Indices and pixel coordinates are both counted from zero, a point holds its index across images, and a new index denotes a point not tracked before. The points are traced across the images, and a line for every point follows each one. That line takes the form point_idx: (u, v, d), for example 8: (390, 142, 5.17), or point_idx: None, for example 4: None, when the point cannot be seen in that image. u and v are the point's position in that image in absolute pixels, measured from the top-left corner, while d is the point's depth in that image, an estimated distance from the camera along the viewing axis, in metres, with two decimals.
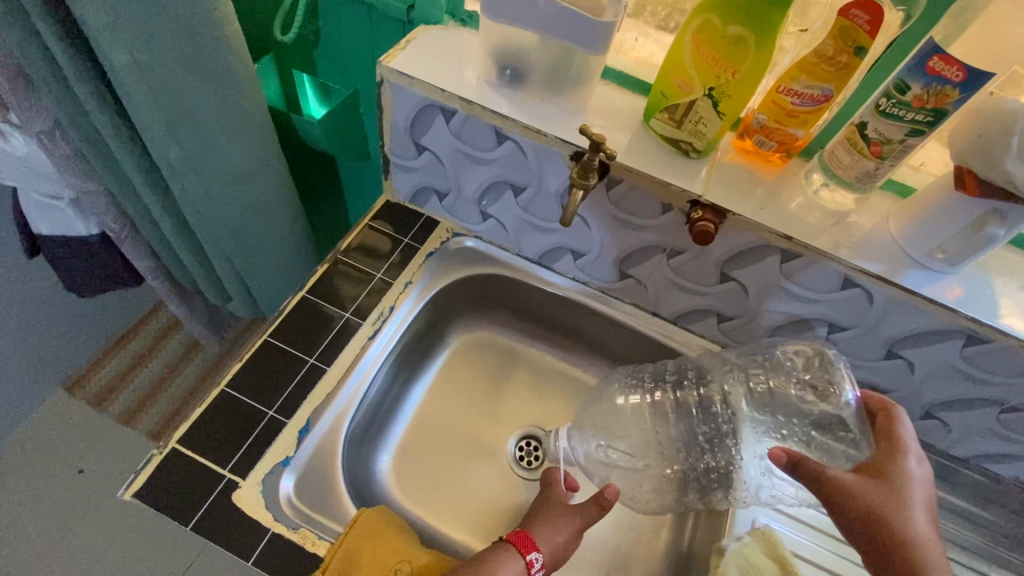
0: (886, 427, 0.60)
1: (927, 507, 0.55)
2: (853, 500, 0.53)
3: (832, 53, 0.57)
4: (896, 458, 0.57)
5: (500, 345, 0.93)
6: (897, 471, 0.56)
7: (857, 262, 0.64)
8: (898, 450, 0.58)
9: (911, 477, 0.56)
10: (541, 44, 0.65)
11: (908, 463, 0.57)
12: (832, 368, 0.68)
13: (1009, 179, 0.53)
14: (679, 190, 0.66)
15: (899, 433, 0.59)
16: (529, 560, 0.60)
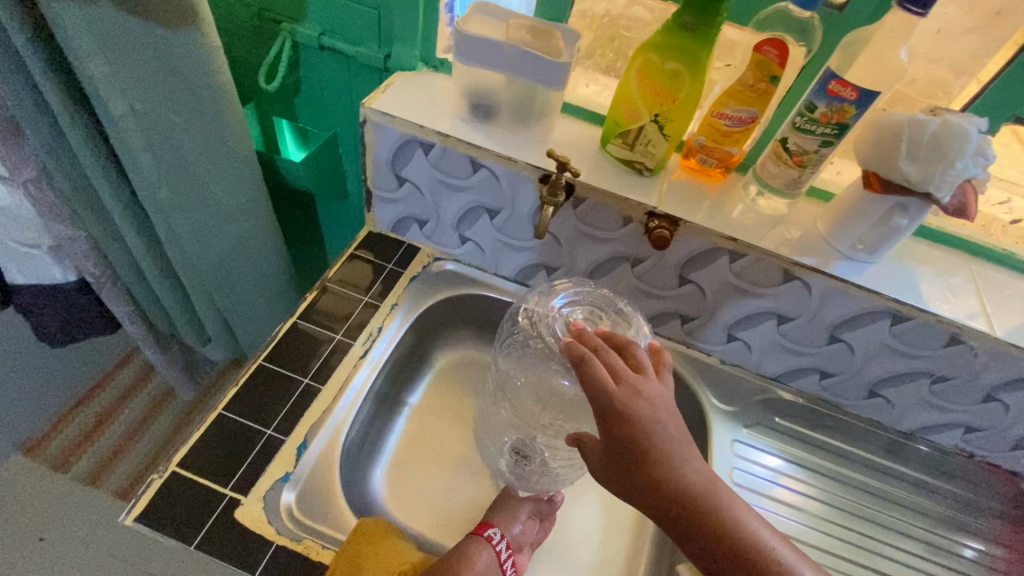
0: (593, 392, 0.54)
1: (672, 434, 0.52)
2: (627, 494, 0.53)
3: (753, 82, 0.68)
4: (611, 424, 0.53)
5: (482, 363, 0.98)
6: (620, 435, 0.52)
7: (794, 257, 0.73)
8: (614, 414, 0.52)
9: (637, 435, 0.51)
10: (508, 84, 0.75)
11: (626, 422, 0.52)
12: (592, 310, 0.70)
13: (904, 177, 0.64)
14: (637, 204, 0.75)
15: (607, 396, 0.53)
16: (488, 534, 0.65)
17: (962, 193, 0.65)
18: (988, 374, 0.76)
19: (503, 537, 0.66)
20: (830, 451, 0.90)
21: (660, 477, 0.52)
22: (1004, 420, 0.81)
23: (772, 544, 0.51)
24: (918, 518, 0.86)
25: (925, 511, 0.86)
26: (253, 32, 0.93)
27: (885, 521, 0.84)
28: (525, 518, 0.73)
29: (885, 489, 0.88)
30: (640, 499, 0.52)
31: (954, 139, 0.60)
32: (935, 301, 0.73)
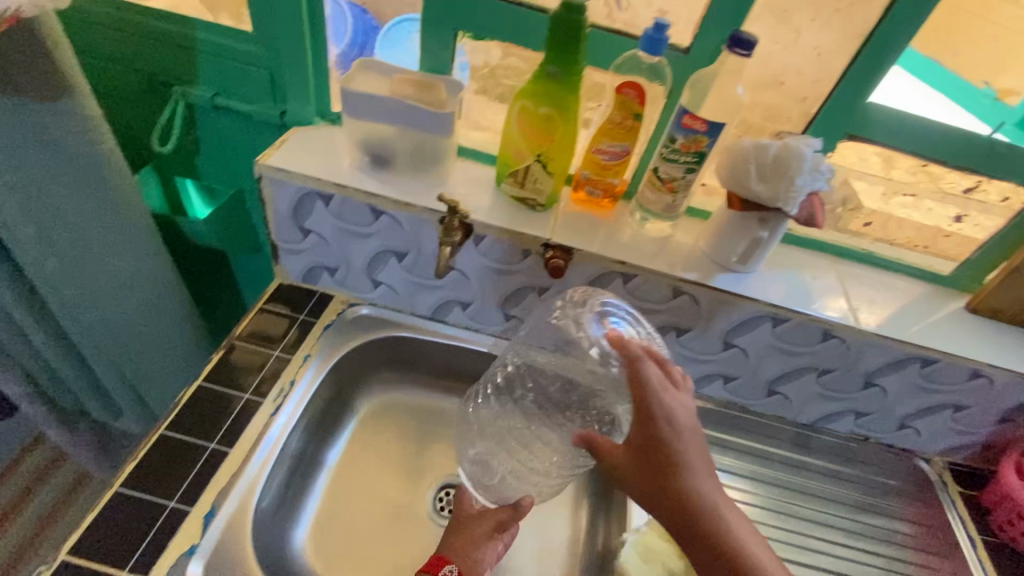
0: (643, 399, 0.60)
1: (696, 451, 0.59)
2: (642, 491, 0.60)
3: (620, 119, 0.74)
4: (660, 433, 0.59)
5: (413, 405, 0.98)
6: (654, 444, 0.59)
7: (677, 274, 0.80)
8: (649, 417, 0.59)
9: (667, 445, 0.58)
10: (399, 134, 0.78)
11: (659, 428, 0.59)
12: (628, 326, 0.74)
13: (757, 196, 0.71)
14: (533, 237, 0.80)
15: (644, 401, 0.60)
16: (442, 572, 0.69)
17: (810, 205, 0.73)
18: (862, 362, 0.84)
19: (458, 574, 0.70)
20: (749, 452, 0.93)
21: (682, 489, 0.58)
22: (885, 402, 0.89)
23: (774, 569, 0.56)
24: (833, 506, 0.90)
25: (839, 499, 0.91)
26: (146, 95, 0.93)
27: (804, 514, 0.88)
28: (481, 539, 0.75)
29: (803, 483, 0.92)
30: (657, 500, 0.59)
31: (793, 160, 0.68)
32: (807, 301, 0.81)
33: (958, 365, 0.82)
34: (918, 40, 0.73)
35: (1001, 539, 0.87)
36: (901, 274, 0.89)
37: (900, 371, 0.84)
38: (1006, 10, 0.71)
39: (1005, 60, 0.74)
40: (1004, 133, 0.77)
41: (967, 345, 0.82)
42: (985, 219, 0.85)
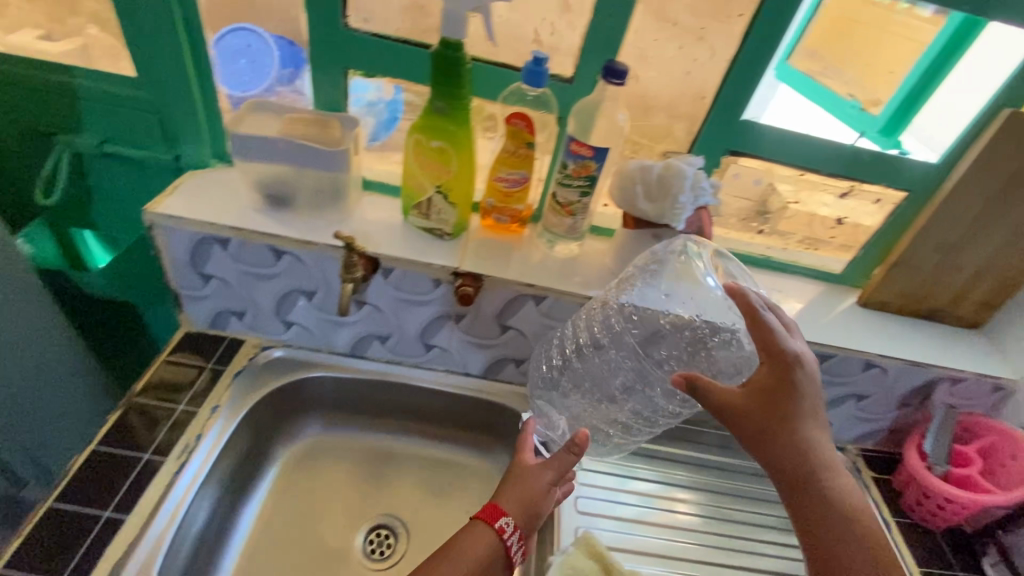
0: (767, 342, 0.64)
1: (818, 395, 0.63)
2: (746, 427, 0.62)
3: (514, 149, 0.76)
4: (790, 373, 0.63)
5: (353, 444, 0.96)
6: (783, 384, 0.63)
7: (584, 292, 0.83)
8: (779, 360, 0.63)
9: (796, 386, 0.63)
10: (296, 174, 0.78)
11: (796, 373, 0.63)
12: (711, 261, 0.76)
13: (646, 214, 0.76)
14: (440, 267, 0.80)
15: (782, 346, 0.63)
16: (500, 525, 0.69)
17: (699, 219, 0.78)
18: None
19: (514, 528, 0.69)
20: (680, 460, 0.95)
21: (797, 425, 0.62)
22: None
23: (857, 507, 0.60)
24: (763, 507, 0.91)
25: (769, 499, 0.93)
26: (29, 147, 0.89)
27: (735, 515, 0.89)
28: (541, 492, 0.73)
29: (734, 484, 0.94)
30: (763, 438, 0.62)
31: (674, 178, 0.73)
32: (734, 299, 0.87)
33: (853, 358, 0.87)
34: (793, 56, 0.79)
35: (914, 519, 0.89)
36: (797, 275, 0.95)
37: None
38: (865, 26, 0.77)
39: (859, 75, 0.80)
40: (872, 138, 0.83)
41: (859, 339, 0.88)
42: (863, 220, 0.91)
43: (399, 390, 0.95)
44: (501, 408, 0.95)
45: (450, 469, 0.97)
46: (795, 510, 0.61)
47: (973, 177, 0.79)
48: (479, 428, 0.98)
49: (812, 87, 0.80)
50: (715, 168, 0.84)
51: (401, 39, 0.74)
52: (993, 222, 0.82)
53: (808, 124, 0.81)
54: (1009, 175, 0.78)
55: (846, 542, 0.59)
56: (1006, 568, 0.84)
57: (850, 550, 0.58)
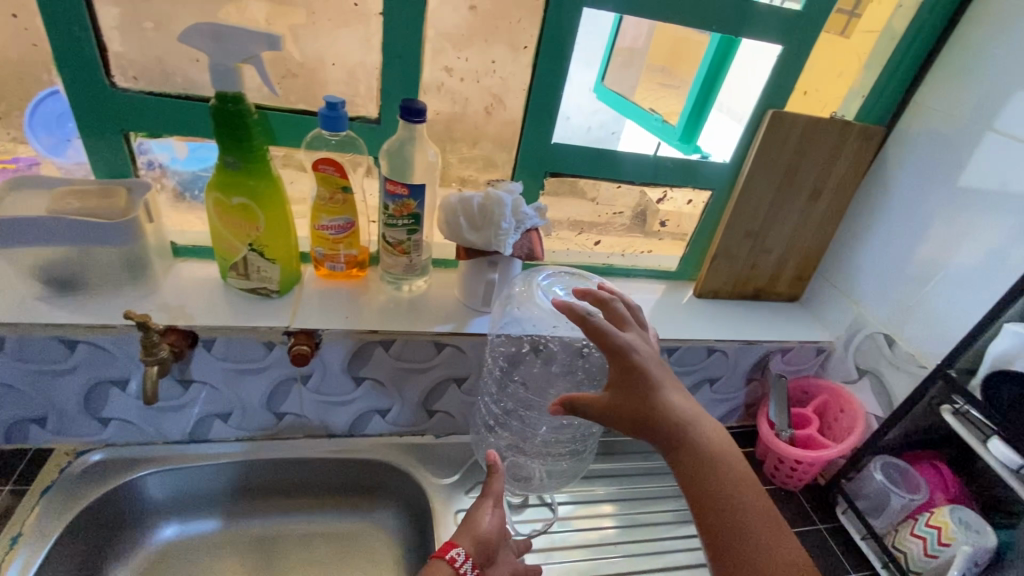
0: (602, 341, 0.64)
1: (659, 367, 0.64)
2: (618, 421, 0.62)
3: (330, 195, 0.74)
4: (631, 359, 0.62)
5: (224, 540, 0.85)
6: (631, 371, 0.62)
7: (431, 330, 0.80)
8: (614, 353, 0.63)
9: (638, 369, 0.62)
10: (82, 253, 0.70)
11: (633, 353, 0.63)
12: (565, 283, 0.78)
13: (475, 244, 0.76)
14: (268, 328, 0.74)
15: (610, 335, 0.63)
16: (452, 555, 0.61)
17: (529, 240, 0.79)
18: None
19: (469, 557, 0.62)
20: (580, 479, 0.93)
21: (655, 402, 0.61)
22: None
23: (732, 452, 0.60)
24: (655, 504, 0.92)
25: (661, 495, 0.93)
26: None
27: (631, 521, 0.89)
28: (491, 522, 0.67)
29: (633, 490, 0.93)
30: (634, 426, 0.62)
31: (494, 206, 0.74)
32: None
33: (695, 347, 0.92)
34: (606, 78, 0.85)
35: (777, 485, 0.95)
36: (638, 277, 1.02)
37: None
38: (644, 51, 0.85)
39: (647, 92, 0.89)
40: (677, 145, 0.90)
41: (698, 328, 0.94)
42: (683, 220, 0.99)
43: (257, 468, 0.86)
44: (373, 464, 0.89)
45: (349, 542, 0.88)
46: (685, 489, 0.60)
47: (756, 171, 0.88)
48: (362, 490, 0.91)
49: (621, 104, 0.86)
50: (537, 194, 0.88)
51: (184, 94, 0.70)
52: (783, 208, 0.92)
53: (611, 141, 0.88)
54: (785, 166, 0.88)
55: (733, 498, 0.57)
56: (855, 515, 0.89)
57: (742, 509, 0.57)
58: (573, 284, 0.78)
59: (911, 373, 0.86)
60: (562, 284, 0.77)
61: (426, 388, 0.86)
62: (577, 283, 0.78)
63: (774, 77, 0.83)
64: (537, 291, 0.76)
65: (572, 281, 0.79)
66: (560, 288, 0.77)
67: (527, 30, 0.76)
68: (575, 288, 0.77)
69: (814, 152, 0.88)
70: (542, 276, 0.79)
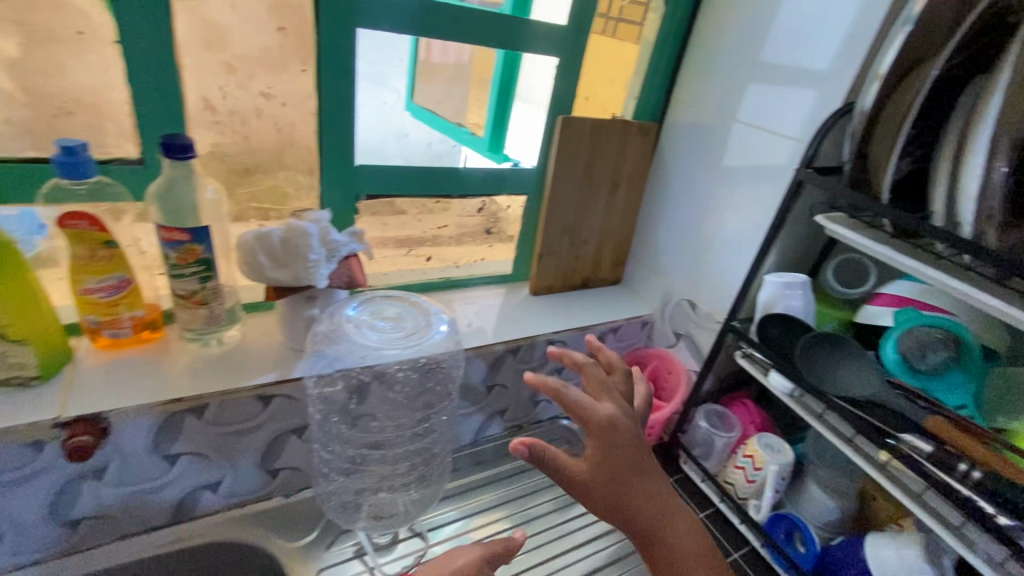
0: (584, 417, 0.61)
1: (640, 440, 0.63)
2: (589, 499, 0.58)
3: (89, 253, 0.63)
4: (617, 437, 0.61)
5: None
6: (609, 449, 0.60)
7: (251, 383, 0.72)
8: (593, 427, 0.61)
9: (624, 446, 0.61)
10: None
11: (617, 429, 0.61)
12: (375, 307, 0.75)
13: (283, 281, 0.70)
14: (27, 426, 0.61)
15: (593, 413, 0.61)
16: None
17: (349, 267, 0.75)
18: (474, 374, 0.90)
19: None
20: (455, 495, 0.91)
21: (637, 476, 0.61)
22: (515, 395, 1.00)
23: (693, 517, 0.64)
24: (535, 499, 0.93)
25: (541, 488, 0.95)
26: None
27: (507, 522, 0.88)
28: None
29: (507, 492, 0.94)
30: (610, 501, 0.59)
31: (298, 238, 0.69)
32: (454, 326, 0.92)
33: (536, 343, 0.96)
34: (417, 95, 0.87)
35: None
36: (476, 286, 1.04)
37: (503, 367, 0.94)
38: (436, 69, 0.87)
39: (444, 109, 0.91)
40: (489, 155, 0.96)
41: (536, 325, 0.98)
42: (504, 225, 1.04)
43: None
44: (210, 549, 0.77)
45: None
46: (646, 554, 0.62)
47: (561, 172, 0.94)
48: None
49: (433, 120, 0.90)
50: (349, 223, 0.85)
51: None
52: (590, 202, 1.01)
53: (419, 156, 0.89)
54: (585, 165, 0.96)
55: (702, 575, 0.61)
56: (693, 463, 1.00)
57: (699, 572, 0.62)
58: (383, 307, 0.76)
59: (712, 329, 0.99)
60: (372, 312, 0.74)
61: (260, 446, 0.77)
62: (387, 304, 0.76)
63: (557, 86, 0.90)
64: (341, 321, 0.72)
65: (380, 304, 0.76)
66: (376, 318, 0.73)
67: (298, 50, 0.71)
68: (389, 310, 0.75)
69: (605, 149, 0.97)
70: (350, 305, 0.75)
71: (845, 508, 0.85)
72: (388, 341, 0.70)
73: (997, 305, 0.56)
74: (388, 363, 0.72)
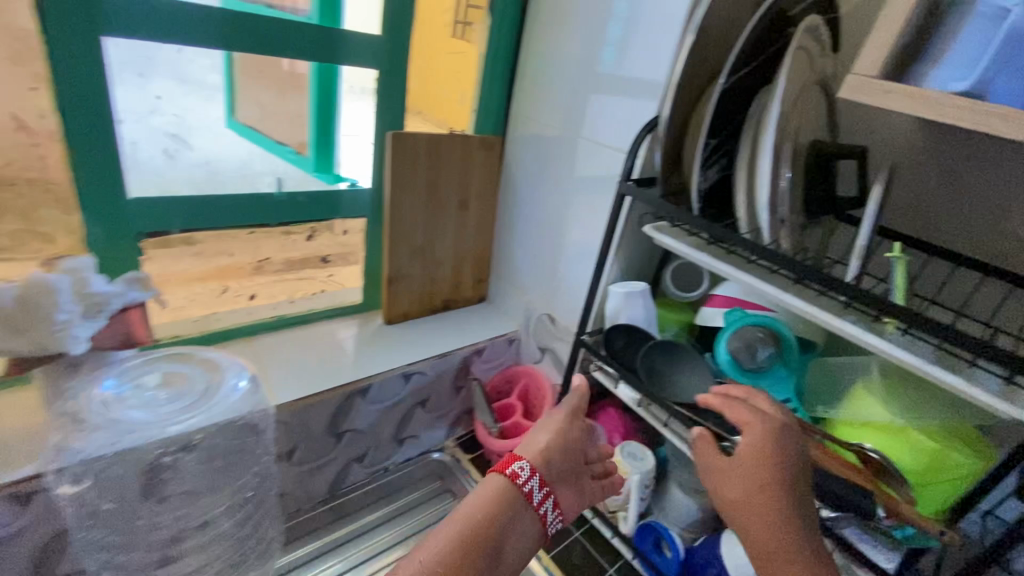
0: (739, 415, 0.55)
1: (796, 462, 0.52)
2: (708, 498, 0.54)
3: None
4: (786, 449, 0.52)
5: None
6: (793, 526, 0.49)
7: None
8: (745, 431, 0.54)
9: (775, 457, 0.52)
10: None
11: (773, 443, 0.52)
12: (138, 381, 0.64)
13: (21, 354, 0.55)
14: None
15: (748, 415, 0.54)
16: (515, 470, 0.59)
17: (126, 324, 0.63)
18: (313, 420, 0.82)
19: (534, 473, 0.59)
20: (300, 563, 0.79)
21: (779, 492, 0.50)
22: (370, 436, 0.91)
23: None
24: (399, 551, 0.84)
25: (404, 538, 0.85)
26: None
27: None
28: None
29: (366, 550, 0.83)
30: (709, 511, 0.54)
31: (42, 299, 0.55)
32: (287, 371, 0.83)
33: (387, 380, 0.88)
34: (237, 111, 0.79)
35: None
36: (315, 321, 0.94)
37: (350, 410, 0.86)
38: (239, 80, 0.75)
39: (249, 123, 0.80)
40: (318, 175, 0.87)
41: (387, 358, 0.91)
42: (342, 250, 0.95)
43: None
44: None
45: None
46: None
47: (398, 194, 0.87)
48: None
49: (259, 138, 0.81)
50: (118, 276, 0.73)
51: None
52: (438, 222, 0.95)
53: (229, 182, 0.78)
54: (425, 183, 0.90)
55: None
56: None
57: None
58: (147, 378, 0.64)
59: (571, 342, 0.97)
60: (136, 387, 0.63)
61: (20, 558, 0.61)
62: (152, 374, 0.65)
63: (380, 100, 0.84)
64: (91, 403, 0.59)
65: (142, 374, 0.64)
66: (144, 394, 0.62)
67: (25, 67, 0.59)
68: (157, 382, 0.64)
69: (447, 167, 0.92)
70: (98, 381, 0.61)
71: (705, 506, 0.86)
72: (165, 417, 0.61)
73: (798, 305, 0.58)
74: (154, 449, 0.60)
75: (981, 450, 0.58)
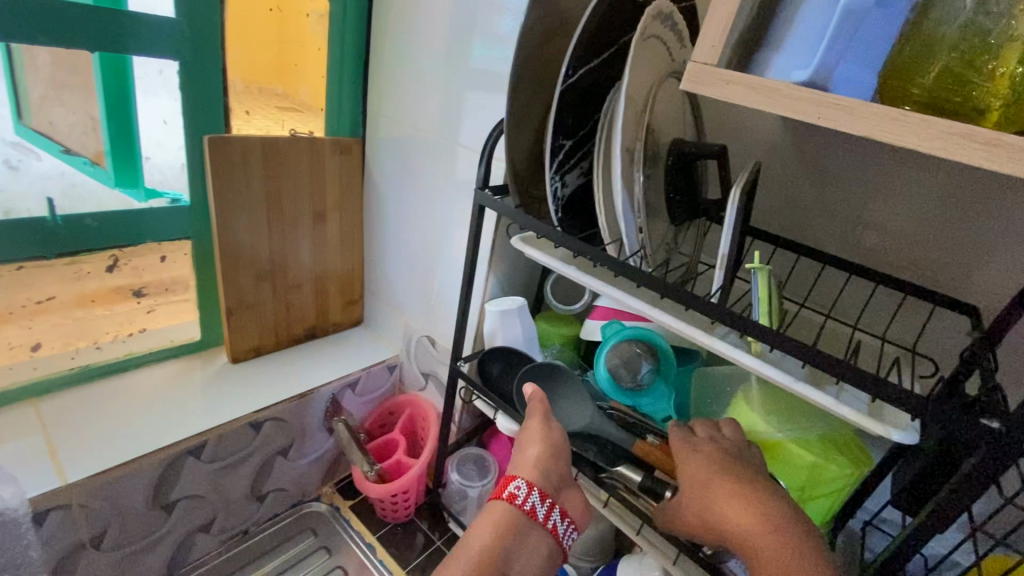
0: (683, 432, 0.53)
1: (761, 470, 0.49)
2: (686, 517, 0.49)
3: None
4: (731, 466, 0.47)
5: None
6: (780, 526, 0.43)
7: None
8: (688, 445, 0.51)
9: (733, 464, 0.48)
10: None
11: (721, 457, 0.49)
12: None
13: None
14: None
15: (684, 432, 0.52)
16: (512, 491, 0.52)
17: None
18: (124, 495, 0.67)
19: (534, 488, 0.51)
20: None
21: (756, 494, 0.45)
22: (213, 500, 0.77)
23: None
24: None
25: None
26: None
27: None
28: None
29: None
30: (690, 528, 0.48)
31: None
32: (86, 438, 0.68)
33: (227, 435, 0.74)
34: (24, 115, 0.63)
35: (388, 524, 0.88)
36: (140, 366, 0.81)
37: (179, 475, 0.71)
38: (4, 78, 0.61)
39: (40, 135, 0.65)
40: (123, 191, 0.72)
41: (228, 406, 0.76)
42: (166, 282, 0.81)
43: None
44: None
45: None
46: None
47: (224, 209, 0.73)
48: None
49: (49, 146, 0.66)
50: None
51: None
52: (286, 238, 0.82)
53: (7, 203, 0.64)
54: (263, 193, 0.77)
55: None
56: (456, 521, 0.89)
57: None
58: None
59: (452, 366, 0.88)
60: None
61: None
62: None
63: (186, 100, 0.71)
64: None
65: None
66: None
67: None
68: None
69: (290, 174, 0.79)
70: None
71: (602, 532, 0.79)
72: None
73: (668, 322, 0.52)
74: None
75: (860, 460, 0.53)
